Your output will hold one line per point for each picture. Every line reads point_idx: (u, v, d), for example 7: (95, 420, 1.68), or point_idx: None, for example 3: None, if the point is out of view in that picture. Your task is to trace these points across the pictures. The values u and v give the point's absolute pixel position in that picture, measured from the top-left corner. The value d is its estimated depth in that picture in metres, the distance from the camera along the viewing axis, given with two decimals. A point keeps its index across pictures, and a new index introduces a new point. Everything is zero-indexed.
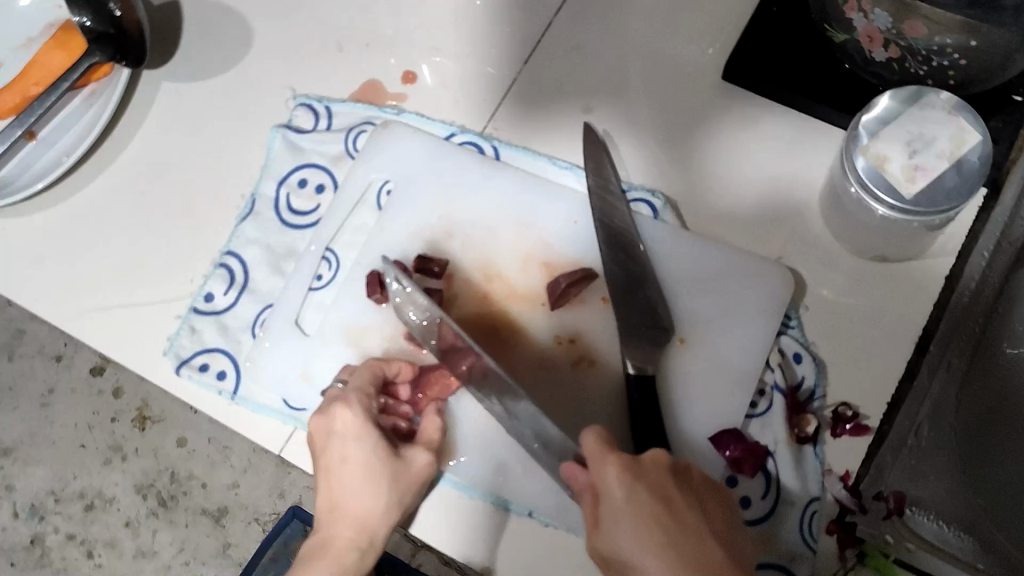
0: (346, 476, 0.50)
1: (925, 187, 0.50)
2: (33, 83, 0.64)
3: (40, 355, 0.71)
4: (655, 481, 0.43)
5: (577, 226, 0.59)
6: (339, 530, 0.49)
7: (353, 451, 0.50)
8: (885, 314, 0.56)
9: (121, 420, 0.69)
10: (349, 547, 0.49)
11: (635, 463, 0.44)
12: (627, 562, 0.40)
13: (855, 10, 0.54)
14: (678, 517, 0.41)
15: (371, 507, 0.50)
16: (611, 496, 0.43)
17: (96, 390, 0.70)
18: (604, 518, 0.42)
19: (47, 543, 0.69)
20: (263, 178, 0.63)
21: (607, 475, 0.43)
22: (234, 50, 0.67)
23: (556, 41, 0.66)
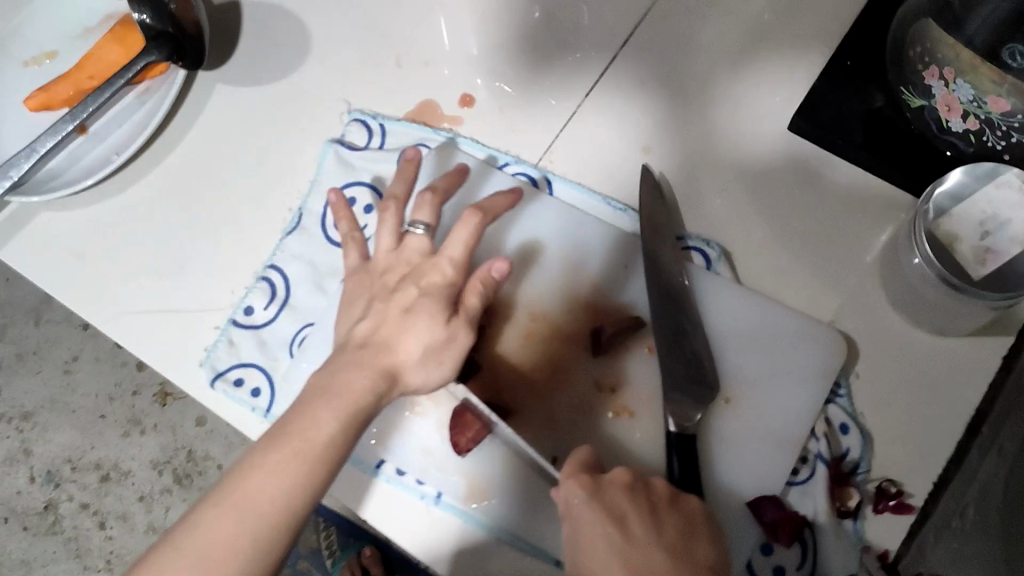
0: (393, 328, 0.46)
1: (995, 270, 0.49)
2: (88, 76, 0.63)
3: (67, 323, 0.94)
4: (610, 501, 0.44)
5: (627, 270, 0.58)
6: (327, 413, 0.42)
7: (420, 302, 0.47)
8: (938, 389, 0.55)
9: (143, 395, 0.92)
10: (325, 428, 0.42)
11: (595, 483, 0.45)
12: None
13: (935, 77, 0.54)
14: (631, 536, 0.42)
15: (407, 353, 0.45)
16: (576, 513, 0.44)
17: (119, 364, 0.93)
18: (569, 531, 0.44)
19: (60, 510, 0.94)
20: (312, 193, 0.62)
21: (570, 495, 0.45)
22: (293, 57, 0.66)
23: (618, 73, 0.64)
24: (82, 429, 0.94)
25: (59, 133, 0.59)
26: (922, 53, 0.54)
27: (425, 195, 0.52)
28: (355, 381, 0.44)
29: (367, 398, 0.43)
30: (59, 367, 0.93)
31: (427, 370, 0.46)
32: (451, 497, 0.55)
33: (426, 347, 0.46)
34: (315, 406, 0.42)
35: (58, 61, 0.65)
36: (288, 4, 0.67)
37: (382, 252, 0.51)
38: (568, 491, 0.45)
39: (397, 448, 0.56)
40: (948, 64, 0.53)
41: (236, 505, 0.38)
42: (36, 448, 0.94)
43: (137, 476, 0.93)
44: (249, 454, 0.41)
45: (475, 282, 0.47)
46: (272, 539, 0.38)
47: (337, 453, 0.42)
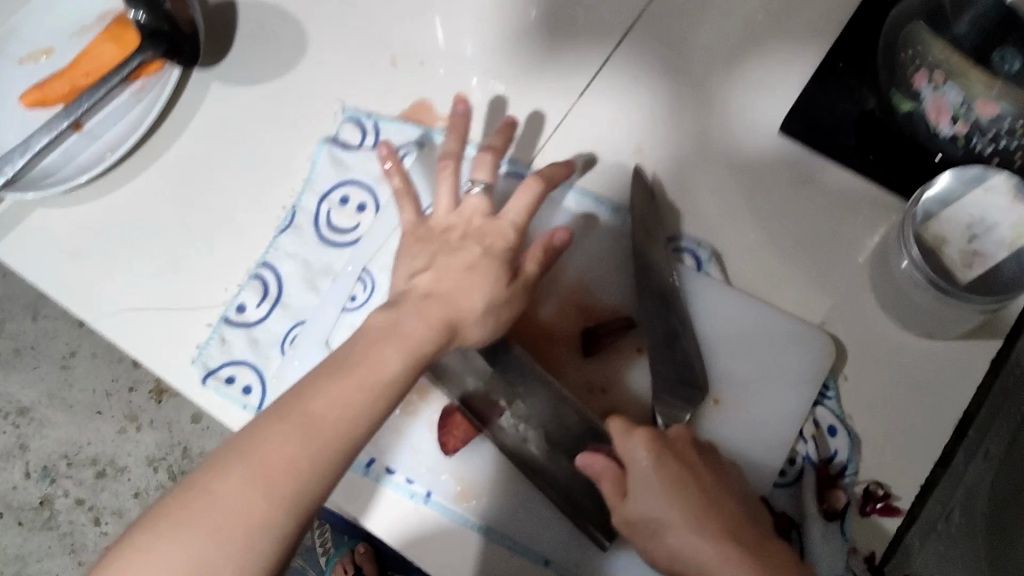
0: (456, 281, 0.49)
1: (981, 273, 0.50)
2: (83, 74, 0.63)
3: (63, 318, 0.93)
4: (682, 453, 0.45)
5: (617, 271, 0.59)
6: (393, 352, 0.45)
7: (481, 262, 0.50)
8: (927, 392, 0.55)
9: (138, 392, 0.93)
10: (390, 366, 0.44)
11: (661, 436, 0.46)
12: (658, 527, 0.42)
13: (925, 81, 0.56)
14: (704, 484, 0.44)
15: (469, 309, 0.48)
16: (641, 463, 0.44)
17: (116, 360, 0.94)
18: (634, 479, 0.44)
19: (55, 505, 0.95)
20: (306, 192, 0.62)
21: (637, 445, 0.45)
22: (289, 56, 0.66)
23: (613, 74, 0.65)
24: (77, 426, 0.94)
25: (54, 129, 0.59)
26: (914, 58, 0.56)
27: (485, 153, 0.57)
28: (417, 324, 0.46)
29: (429, 343, 0.46)
30: (56, 362, 0.93)
31: (484, 325, 0.49)
32: (441, 496, 0.55)
33: (486, 305, 0.49)
34: (380, 344, 0.45)
35: (53, 58, 0.65)
36: (283, 4, 0.68)
37: (440, 211, 0.55)
38: (634, 445, 0.45)
39: (389, 447, 0.56)
40: (938, 67, 0.55)
41: (307, 421, 0.41)
42: (33, 442, 0.94)
43: (133, 472, 0.94)
44: (314, 380, 0.43)
45: (538, 246, 0.52)
46: (332, 460, 0.41)
47: (399, 389, 0.44)
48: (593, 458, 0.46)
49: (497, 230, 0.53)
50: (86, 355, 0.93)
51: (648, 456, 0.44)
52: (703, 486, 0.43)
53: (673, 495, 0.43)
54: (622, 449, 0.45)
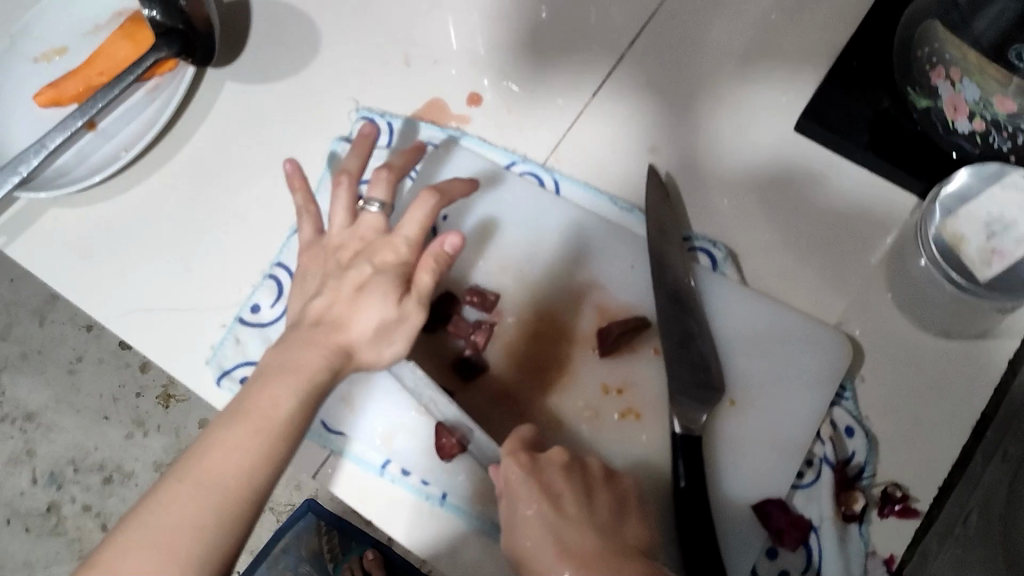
0: (351, 300, 0.46)
1: (1000, 272, 0.49)
2: (98, 73, 0.63)
3: (72, 323, 0.97)
4: (549, 482, 0.44)
5: (634, 270, 0.58)
6: (281, 388, 0.41)
7: (365, 283, 0.46)
8: (942, 393, 0.54)
9: (145, 397, 0.95)
10: (285, 405, 0.41)
11: (535, 464, 0.45)
12: (529, 560, 0.41)
13: (942, 77, 0.55)
14: (568, 515, 0.42)
15: (359, 329, 0.45)
16: (521, 477, 0.44)
17: (123, 363, 0.96)
18: (511, 498, 0.44)
19: (62, 512, 0.94)
20: (320, 191, 0.62)
21: (514, 465, 0.45)
22: (302, 56, 0.66)
23: (625, 73, 0.64)
24: (86, 430, 0.95)
25: (69, 128, 0.59)
26: (930, 54, 0.55)
27: (380, 171, 0.53)
28: (304, 356, 0.43)
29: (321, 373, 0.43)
30: (64, 367, 0.96)
31: (380, 347, 0.45)
32: (456, 497, 0.54)
33: (378, 322, 0.45)
34: (274, 380, 0.42)
35: (67, 58, 0.66)
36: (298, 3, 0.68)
37: (334, 227, 0.52)
38: (507, 469, 0.45)
39: (404, 445, 0.56)
40: (954, 64, 0.55)
41: (248, 425, 0.40)
42: (40, 445, 0.95)
43: (140, 477, 0.94)
44: (255, 386, 0.42)
45: (429, 259, 0.47)
46: (220, 521, 0.37)
47: (293, 423, 0.41)
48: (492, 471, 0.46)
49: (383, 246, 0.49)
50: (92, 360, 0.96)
51: (526, 477, 0.44)
52: (573, 516, 0.42)
53: (543, 527, 0.41)
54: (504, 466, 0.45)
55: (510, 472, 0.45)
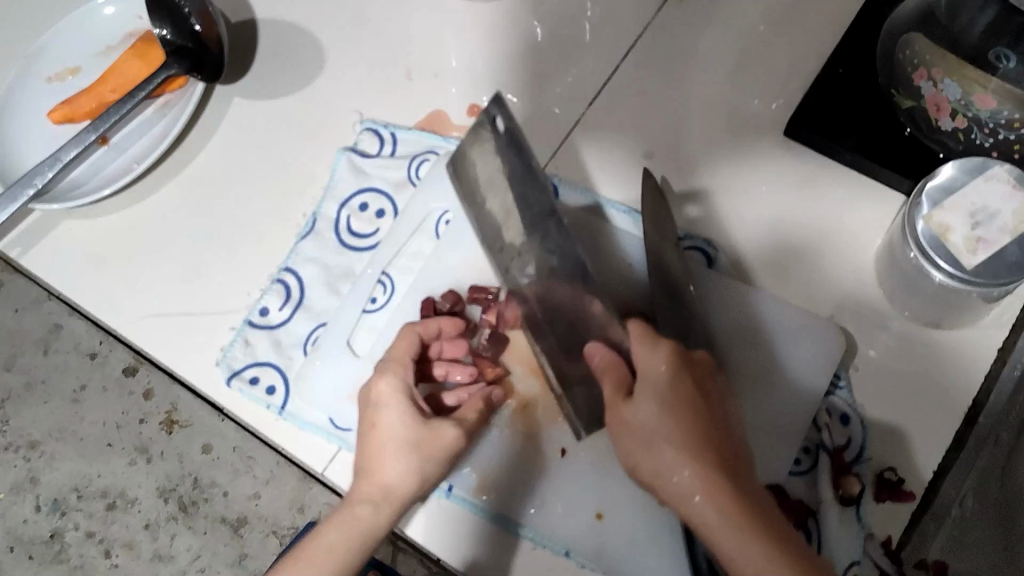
0: (378, 437, 0.51)
1: (985, 260, 0.50)
2: (110, 89, 0.65)
3: (76, 351, 0.87)
4: (681, 390, 0.48)
5: (632, 270, 0.60)
6: (391, 457, 0.50)
7: (385, 418, 0.51)
8: (933, 380, 0.56)
9: (148, 423, 0.84)
10: (371, 513, 0.49)
11: (680, 361, 0.49)
12: (645, 436, 0.47)
13: (924, 78, 0.57)
14: (699, 421, 0.47)
15: (391, 471, 0.49)
16: (655, 379, 0.49)
17: (127, 390, 0.86)
18: (637, 395, 0.49)
19: (64, 539, 0.90)
20: (326, 199, 0.64)
21: (648, 366, 0.49)
22: (307, 71, 0.69)
23: (620, 84, 0.67)
24: (88, 459, 0.88)
25: (82, 142, 0.61)
26: (912, 56, 0.57)
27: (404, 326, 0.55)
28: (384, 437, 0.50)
29: (406, 482, 0.50)
30: (68, 397, 0.87)
31: (417, 473, 0.50)
32: (462, 490, 0.55)
33: (412, 464, 0.50)
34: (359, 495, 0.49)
35: (80, 77, 0.68)
36: (301, 23, 0.70)
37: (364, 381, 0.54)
38: (655, 354, 0.50)
39: None
40: (936, 66, 0.56)
41: (339, 532, 0.48)
42: (42, 476, 0.91)
43: (144, 504, 0.87)
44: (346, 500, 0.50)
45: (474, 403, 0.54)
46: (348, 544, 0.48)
47: (405, 488, 0.50)
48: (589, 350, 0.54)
49: (394, 365, 0.53)
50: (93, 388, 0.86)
51: (658, 381, 0.49)
52: (689, 425, 0.46)
53: (656, 432, 0.46)
54: (638, 360, 0.50)
55: (642, 370, 0.50)
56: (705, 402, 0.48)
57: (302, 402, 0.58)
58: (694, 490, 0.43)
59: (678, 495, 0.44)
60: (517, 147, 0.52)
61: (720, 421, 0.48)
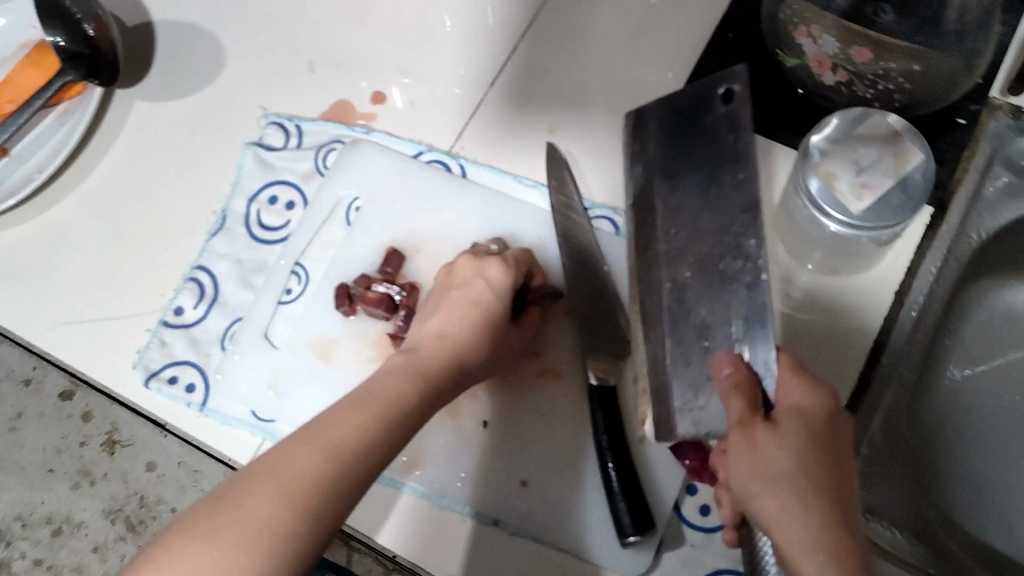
0: (449, 324, 0.52)
1: (871, 204, 0.52)
2: (7, 101, 0.65)
3: (9, 378, 0.76)
4: (825, 448, 0.39)
5: (541, 242, 0.61)
6: (467, 331, 0.51)
7: (464, 294, 0.53)
8: (837, 325, 0.58)
9: (91, 444, 0.73)
10: (403, 394, 0.42)
11: (834, 414, 0.41)
12: (776, 472, 0.38)
13: (804, 36, 0.59)
14: (842, 488, 0.38)
15: (466, 353, 0.50)
16: (803, 414, 0.41)
17: (64, 415, 0.75)
18: (781, 427, 0.40)
19: None
20: (234, 195, 0.64)
21: (803, 401, 0.41)
22: (208, 70, 0.69)
23: (521, 61, 0.68)
24: (29, 485, 0.74)
25: None
26: (794, 15, 0.59)
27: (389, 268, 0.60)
28: (471, 309, 0.53)
29: (469, 362, 0.50)
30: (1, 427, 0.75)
31: (476, 359, 0.51)
32: (391, 470, 0.57)
33: (479, 346, 0.51)
34: (396, 376, 0.44)
35: None
36: (198, 23, 0.70)
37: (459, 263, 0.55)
38: (814, 398, 0.41)
39: None
40: (812, 23, 0.59)
41: (372, 411, 0.40)
42: None
43: None
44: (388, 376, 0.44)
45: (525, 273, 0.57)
46: (403, 422, 0.41)
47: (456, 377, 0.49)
48: (716, 360, 0.46)
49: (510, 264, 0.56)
50: (32, 416, 0.75)
51: (803, 415, 0.41)
52: (828, 477, 0.38)
53: (794, 474, 0.38)
54: (786, 394, 0.42)
55: (787, 403, 0.42)
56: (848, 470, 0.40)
57: (222, 397, 0.58)
58: (811, 553, 0.35)
59: (792, 546, 0.36)
60: (736, 126, 0.48)
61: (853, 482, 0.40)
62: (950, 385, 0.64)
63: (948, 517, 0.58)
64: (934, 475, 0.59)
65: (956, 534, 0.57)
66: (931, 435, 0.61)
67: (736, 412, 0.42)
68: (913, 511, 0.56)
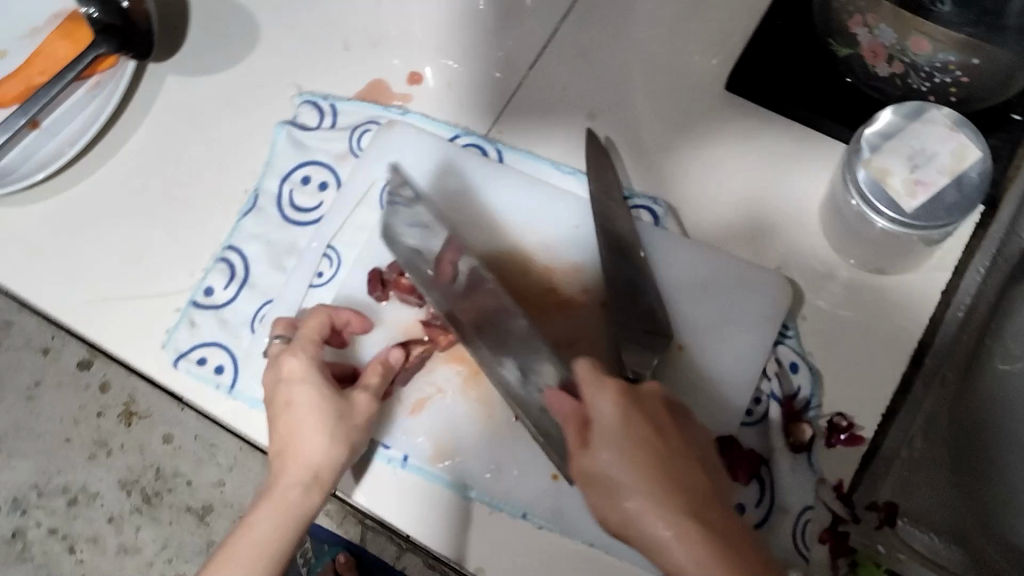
0: (299, 418, 0.49)
1: (925, 201, 0.50)
2: (38, 72, 0.63)
3: (28, 347, 0.82)
4: (652, 419, 0.45)
5: (578, 230, 0.60)
6: (316, 428, 0.49)
7: (301, 393, 0.50)
8: (879, 326, 0.56)
9: (109, 415, 0.82)
10: (320, 456, 0.49)
11: (633, 391, 0.46)
12: (618, 486, 0.42)
13: (859, 25, 0.55)
14: (685, 477, 0.41)
15: (311, 453, 0.49)
16: (604, 428, 0.44)
17: (82, 384, 0.83)
18: (595, 440, 0.44)
19: (28, 536, 0.90)
20: (266, 174, 0.63)
21: (601, 405, 0.45)
22: (242, 46, 0.67)
23: (560, 45, 0.66)
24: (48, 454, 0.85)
25: (11, 128, 0.60)
26: (843, 5, 0.56)
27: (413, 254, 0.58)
28: (309, 408, 0.50)
29: (331, 457, 0.49)
30: (21, 395, 0.82)
31: (338, 460, 0.49)
32: (418, 459, 0.55)
33: (327, 449, 0.49)
34: (302, 431, 0.49)
35: (7, 61, 0.66)
36: None
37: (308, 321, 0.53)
38: (604, 398, 0.45)
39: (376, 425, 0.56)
40: (869, 11, 0.54)
41: (277, 503, 0.48)
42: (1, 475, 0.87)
43: (106, 497, 0.87)
44: (286, 431, 0.50)
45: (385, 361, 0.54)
46: (322, 483, 0.49)
47: (328, 462, 0.49)
48: (550, 398, 0.49)
49: (305, 344, 0.52)
50: (50, 385, 0.82)
51: (608, 423, 0.44)
52: (677, 482, 0.41)
53: (639, 494, 0.41)
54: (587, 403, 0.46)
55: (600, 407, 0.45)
56: (676, 438, 0.44)
57: (250, 380, 0.57)
58: (695, 571, 0.38)
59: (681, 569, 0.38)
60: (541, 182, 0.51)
61: (706, 455, 0.45)
62: (1008, 370, 0.59)
63: (1001, 522, 0.56)
64: (982, 474, 0.57)
65: (1003, 539, 0.55)
66: (982, 428, 0.58)
67: (573, 435, 0.46)
68: (949, 516, 0.55)
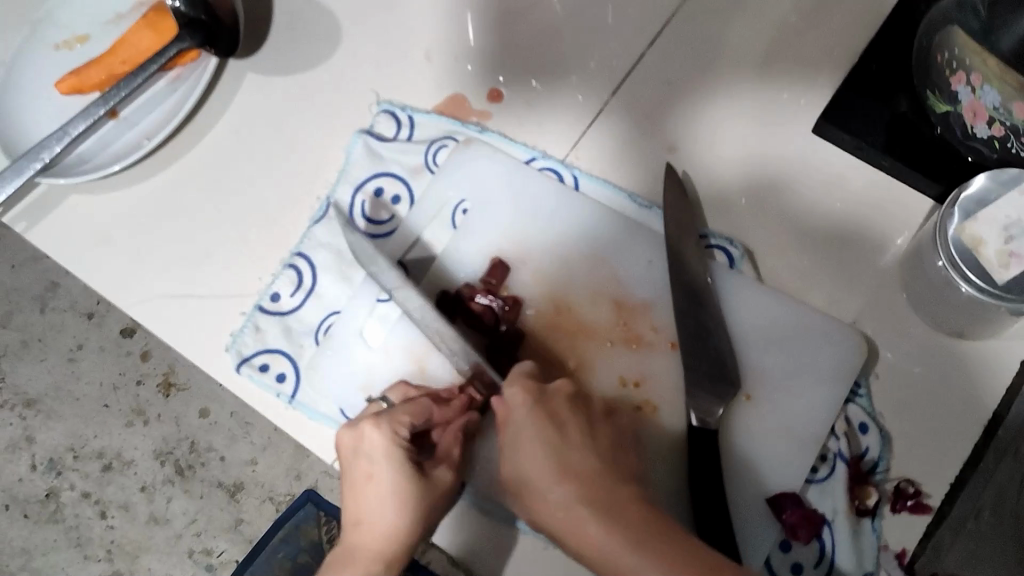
0: (375, 494, 0.50)
1: (1018, 275, 0.49)
2: (121, 61, 0.63)
3: (72, 311, 0.75)
4: (554, 410, 0.51)
5: (652, 266, 0.58)
6: (393, 506, 0.49)
7: (380, 470, 0.50)
8: (952, 391, 0.55)
9: (146, 384, 0.72)
10: (395, 530, 0.49)
11: (540, 391, 0.52)
12: (531, 481, 0.49)
13: (962, 82, 0.55)
14: (587, 465, 0.49)
15: (387, 527, 0.49)
16: (520, 427, 0.50)
17: (123, 350, 0.74)
18: (511, 441, 0.51)
19: (62, 499, 0.75)
20: (340, 182, 0.62)
21: (511, 404, 0.51)
22: (323, 47, 0.67)
23: (645, 71, 0.65)
24: (82, 419, 0.74)
25: (91, 115, 0.59)
26: (952, 60, 0.55)
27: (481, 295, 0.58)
28: (387, 487, 0.50)
29: (408, 532, 0.49)
30: (62, 355, 0.75)
31: (415, 534, 0.50)
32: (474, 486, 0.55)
33: (404, 525, 0.49)
34: (376, 505, 0.50)
35: (88, 46, 0.66)
36: None
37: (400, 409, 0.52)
38: (514, 398, 0.51)
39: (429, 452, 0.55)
40: (976, 70, 0.55)
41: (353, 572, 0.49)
42: (37, 435, 0.75)
43: (138, 466, 0.73)
44: (361, 500, 0.51)
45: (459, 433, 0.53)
46: (398, 556, 0.49)
47: (408, 538, 0.49)
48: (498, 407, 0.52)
49: (391, 420, 0.51)
50: (92, 348, 0.74)
51: (521, 427, 0.50)
52: (578, 472, 0.48)
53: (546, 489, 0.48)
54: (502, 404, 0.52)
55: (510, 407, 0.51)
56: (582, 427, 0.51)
57: (312, 391, 0.57)
58: (591, 533, 0.45)
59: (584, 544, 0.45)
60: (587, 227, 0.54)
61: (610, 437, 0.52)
62: None
63: None
64: None
65: None
66: None
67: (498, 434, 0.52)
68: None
